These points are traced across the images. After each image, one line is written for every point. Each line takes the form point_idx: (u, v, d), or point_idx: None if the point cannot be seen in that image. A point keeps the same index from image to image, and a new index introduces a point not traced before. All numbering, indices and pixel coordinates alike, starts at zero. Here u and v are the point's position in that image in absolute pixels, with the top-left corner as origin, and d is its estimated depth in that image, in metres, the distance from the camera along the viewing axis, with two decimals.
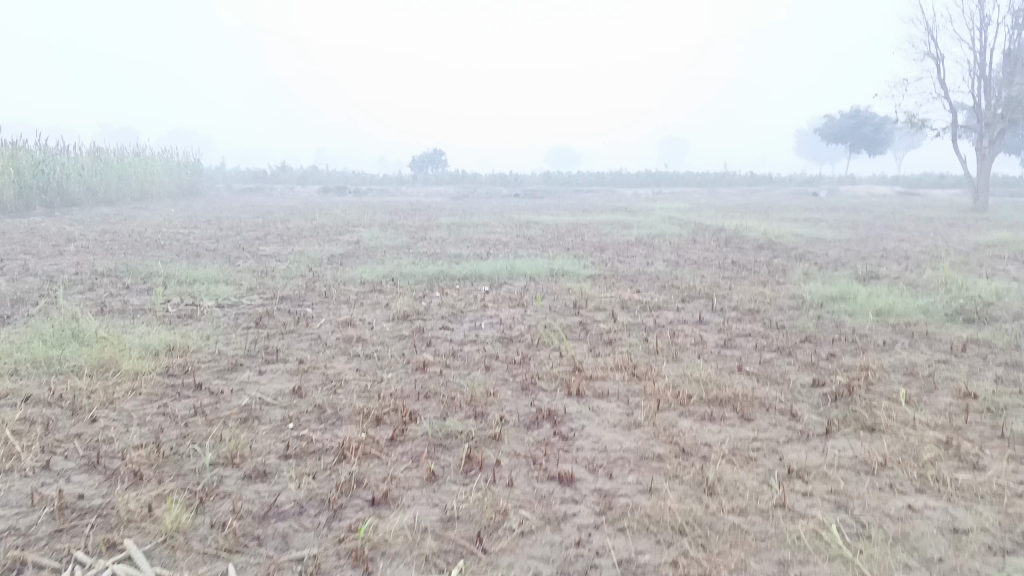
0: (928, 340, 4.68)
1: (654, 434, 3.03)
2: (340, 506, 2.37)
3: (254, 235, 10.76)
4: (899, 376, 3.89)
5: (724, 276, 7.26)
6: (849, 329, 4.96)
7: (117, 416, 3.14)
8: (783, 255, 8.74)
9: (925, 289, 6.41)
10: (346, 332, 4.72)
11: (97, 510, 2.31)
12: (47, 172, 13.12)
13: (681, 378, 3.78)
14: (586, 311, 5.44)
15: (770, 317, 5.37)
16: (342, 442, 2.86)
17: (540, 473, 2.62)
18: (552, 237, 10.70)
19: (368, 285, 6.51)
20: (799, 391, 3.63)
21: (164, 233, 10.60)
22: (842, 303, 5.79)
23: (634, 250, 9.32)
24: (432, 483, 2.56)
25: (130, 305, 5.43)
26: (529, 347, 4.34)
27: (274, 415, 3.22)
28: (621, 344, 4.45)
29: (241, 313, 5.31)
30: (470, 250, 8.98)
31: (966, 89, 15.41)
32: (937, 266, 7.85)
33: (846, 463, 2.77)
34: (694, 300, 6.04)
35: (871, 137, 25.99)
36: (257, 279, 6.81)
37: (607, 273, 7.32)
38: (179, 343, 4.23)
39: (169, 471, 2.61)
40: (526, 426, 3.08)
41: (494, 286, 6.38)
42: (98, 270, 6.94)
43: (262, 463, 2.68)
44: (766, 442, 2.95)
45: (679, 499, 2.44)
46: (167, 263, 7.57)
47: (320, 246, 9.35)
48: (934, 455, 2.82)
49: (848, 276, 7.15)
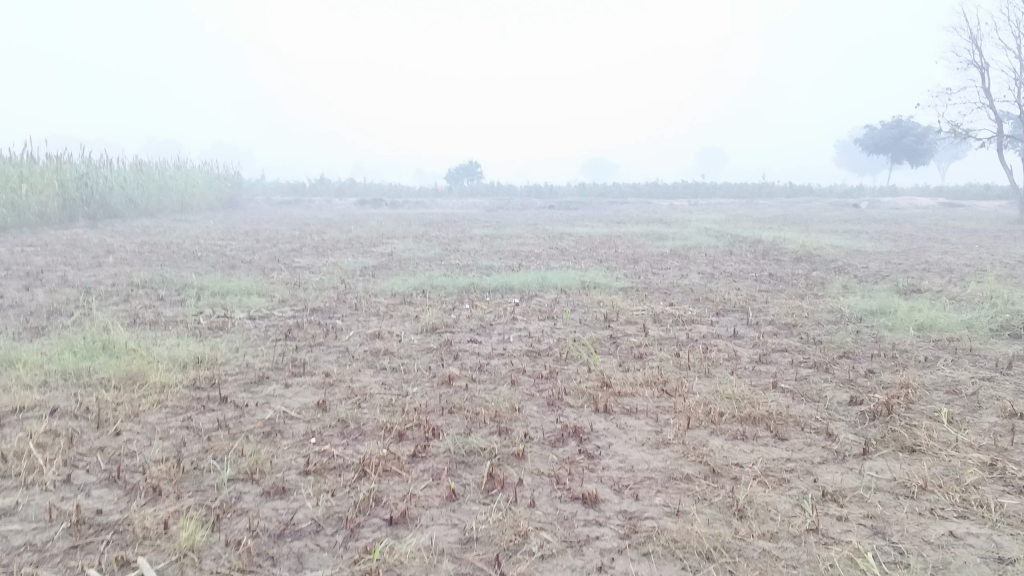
0: (971, 357, 4.52)
1: (683, 453, 2.94)
2: (357, 526, 2.33)
3: (290, 246, 10.85)
4: (940, 394, 3.74)
5: (760, 289, 7.12)
6: (889, 345, 4.82)
7: (141, 429, 3.14)
8: (822, 268, 8.56)
9: (969, 303, 6.22)
10: (373, 344, 4.70)
11: (113, 526, 2.29)
12: (91, 185, 13.40)
13: (713, 395, 3.68)
14: (617, 324, 5.35)
15: (807, 332, 5.24)
16: (363, 458, 2.82)
17: (563, 493, 2.55)
18: (586, 248, 10.63)
19: (398, 297, 6.49)
20: (835, 409, 3.51)
21: (202, 245, 10.72)
22: (881, 317, 5.64)
23: (668, 262, 9.20)
24: (452, 502, 2.50)
25: (162, 316, 5.47)
26: (557, 361, 4.28)
27: (297, 430, 3.19)
28: (651, 358, 4.36)
29: (271, 325, 5.31)
30: (503, 262, 8.94)
31: (1012, 99, 15.07)
32: (981, 279, 7.63)
33: (884, 486, 2.65)
34: (729, 313, 5.93)
35: (914, 147, 25.52)
36: (290, 290, 6.84)
37: (640, 285, 7.23)
38: (207, 355, 4.23)
39: (188, 486, 2.59)
40: (550, 443, 3.01)
41: (524, 299, 6.33)
42: (134, 281, 7.02)
43: (281, 479, 2.65)
44: (800, 463, 2.85)
45: (707, 523, 2.35)
46: (202, 275, 7.64)
47: (353, 258, 9.39)
48: (978, 479, 2.70)
49: (888, 289, 6.98)
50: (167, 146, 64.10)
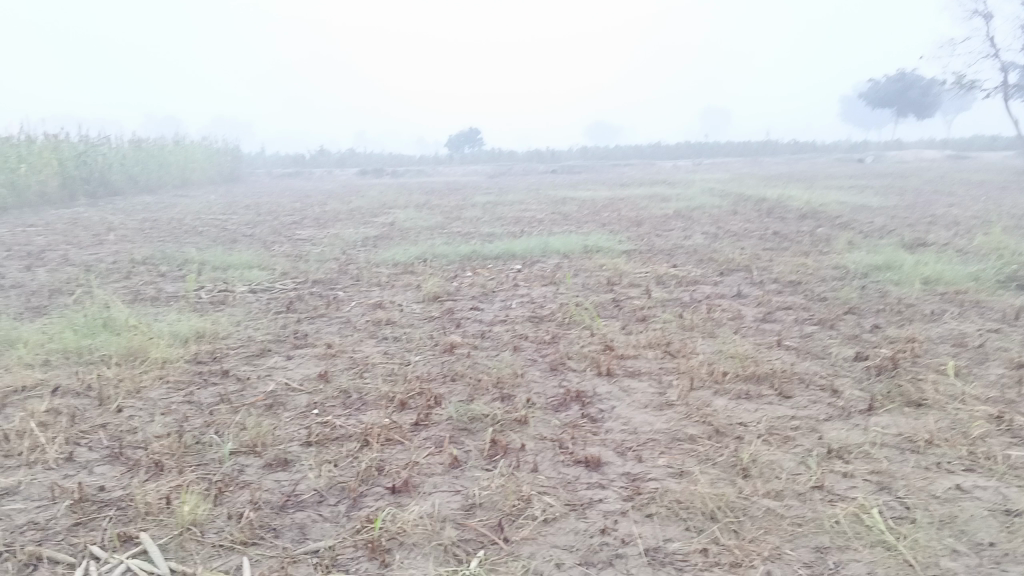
0: (978, 309, 4.48)
1: (687, 414, 2.92)
2: (359, 495, 2.32)
3: (291, 219, 10.80)
4: (947, 347, 3.71)
5: (764, 248, 7.05)
6: (894, 300, 4.77)
7: (143, 405, 3.13)
8: (826, 225, 8.49)
9: (976, 255, 6.16)
10: (375, 314, 4.67)
11: (115, 502, 2.29)
12: (90, 163, 13.33)
13: (717, 355, 3.65)
14: (620, 287, 5.31)
15: (812, 289, 5.19)
16: (365, 428, 2.80)
17: (566, 457, 2.54)
18: (589, 212, 10.55)
19: (400, 266, 6.46)
20: (840, 365, 3.48)
21: (203, 220, 10.67)
22: (887, 272, 5.58)
23: (672, 223, 9.14)
24: (454, 470, 2.49)
25: (163, 292, 5.45)
26: (560, 326, 4.25)
27: (299, 401, 3.17)
28: (654, 320, 4.33)
29: (273, 298, 5.29)
30: (505, 229, 8.88)
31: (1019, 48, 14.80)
32: (988, 230, 7.56)
33: (890, 442, 2.63)
34: (733, 273, 5.88)
35: (919, 100, 25.22)
36: (291, 262, 6.81)
37: (643, 247, 7.17)
38: (208, 329, 4.22)
39: (191, 460, 2.58)
40: (553, 408, 3.00)
41: (526, 265, 6.29)
42: (136, 258, 7.00)
43: (283, 451, 2.64)
44: (805, 421, 2.83)
45: (711, 483, 2.34)
46: (203, 250, 7.61)
47: (355, 228, 9.34)
48: (985, 431, 2.67)
49: (894, 243, 6.92)
50: (167, 122, 63.75)
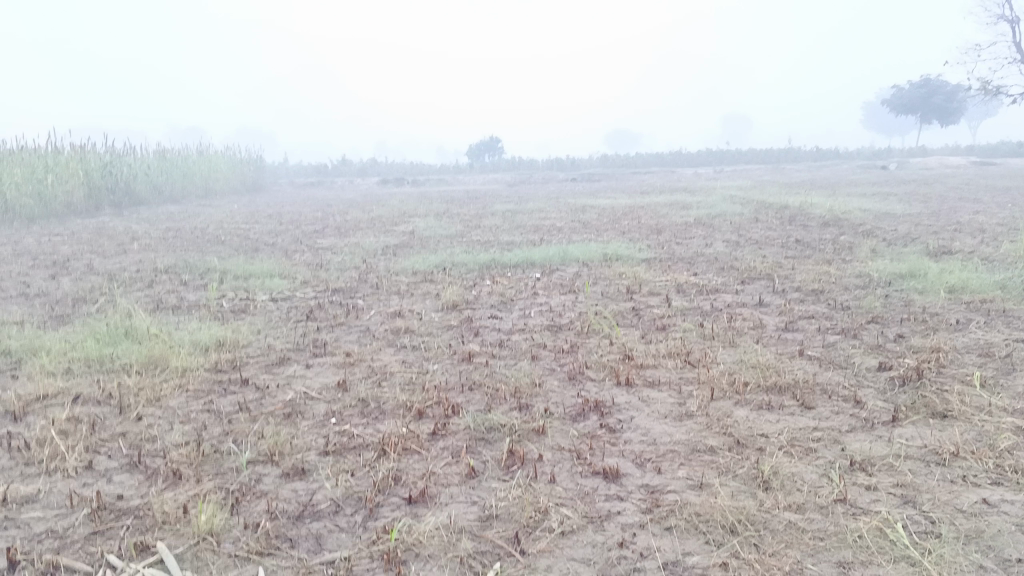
0: (1005, 318, 4.42)
1: (707, 425, 2.89)
2: (376, 505, 2.31)
3: (312, 228, 10.85)
4: (973, 357, 3.65)
5: (786, 256, 6.99)
6: (919, 308, 4.72)
7: (163, 414, 3.14)
8: (849, 233, 8.40)
9: (1002, 263, 6.07)
10: (394, 323, 4.67)
11: (133, 511, 2.29)
12: (115, 173, 13.49)
13: (738, 365, 3.61)
14: (640, 296, 5.27)
15: (835, 298, 5.14)
16: (383, 437, 2.80)
17: (584, 468, 2.52)
18: (609, 220, 10.52)
19: (419, 275, 6.46)
20: (863, 376, 3.43)
21: (225, 229, 10.75)
22: (911, 280, 5.51)
23: (692, 231, 9.09)
24: (472, 480, 2.47)
25: (185, 301, 5.48)
26: (579, 334, 4.23)
27: (317, 410, 3.18)
28: (674, 330, 4.30)
29: (293, 307, 5.31)
30: (524, 237, 8.87)
31: None
32: (1014, 237, 7.46)
33: (914, 454, 2.58)
34: (754, 281, 5.83)
35: (944, 106, 24.96)
36: (312, 271, 6.83)
37: (663, 256, 7.13)
38: (229, 338, 4.24)
39: (208, 469, 2.59)
40: (571, 418, 2.98)
41: (546, 273, 6.27)
42: (159, 267, 7.06)
43: (301, 461, 2.64)
44: (827, 432, 2.78)
45: (731, 496, 2.30)
46: (224, 259, 7.66)
47: (375, 237, 9.37)
48: (1012, 444, 2.61)
49: (918, 251, 6.83)
50: (190, 133, 64.42)
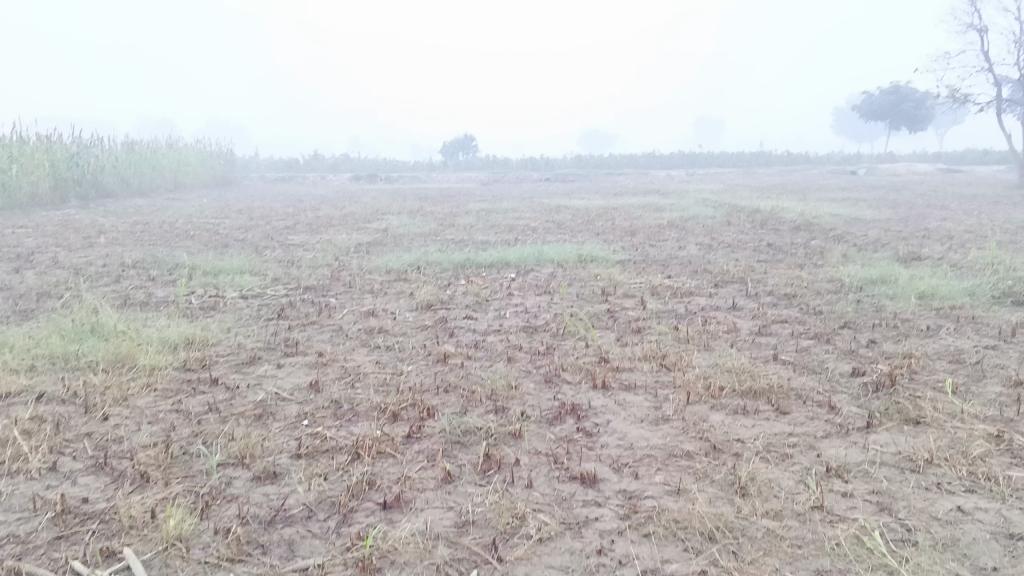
0: (974, 324, 4.47)
1: (683, 429, 2.88)
2: (350, 510, 2.27)
3: (283, 224, 10.72)
4: (944, 363, 3.68)
5: (759, 260, 7.03)
6: (890, 314, 4.76)
7: (130, 414, 3.07)
8: (820, 237, 8.48)
9: (971, 270, 6.16)
10: (367, 322, 4.62)
11: (99, 515, 2.23)
12: (82, 164, 13.24)
13: (713, 369, 3.61)
14: (615, 298, 5.26)
15: (808, 302, 5.17)
16: (357, 440, 2.75)
17: (562, 473, 2.49)
18: (583, 221, 10.52)
19: (393, 274, 6.40)
20: (837, 381, 3.45)
21: (195, 224, 10.59)
22: (882, 286, 5.57)
23: (666, 233, 9.12)
24: (447, 484, 2.44)
25: (153, 297, 5.37)
26: (554, 336, 4.21)
27: (289, 411, 3.12)
28: (650, 333, 4.29)
29: (264, 304, 5.23)
30: (499, 237, 8.83)
31: (1011, 62, 14.95)
32: (982, 245, 7.57)
33: (889, 461, 2.59)
34: (728, 285, 5.85)
35: (912, 114, 25.33)
36: (283, 268, 6.74)
37: (638, 258, 7.14)
38: (198, 336, 4.15)
39: (177, 472, 2.52)
40: (548, 421, 2.95)
41: (521, 274, 6.24)
42: (126, 262, 6.92)
43: (273, 463, 2.59)
44: (803, 438, 2.79)
45: (709, 502, 2.29)
46: (193, 254, 7.53)
47: (348, 234, 9.27)
48: (985, 451, 2.64)
49: (888, 257, 6.91)
50: (160, 125, 63.49)
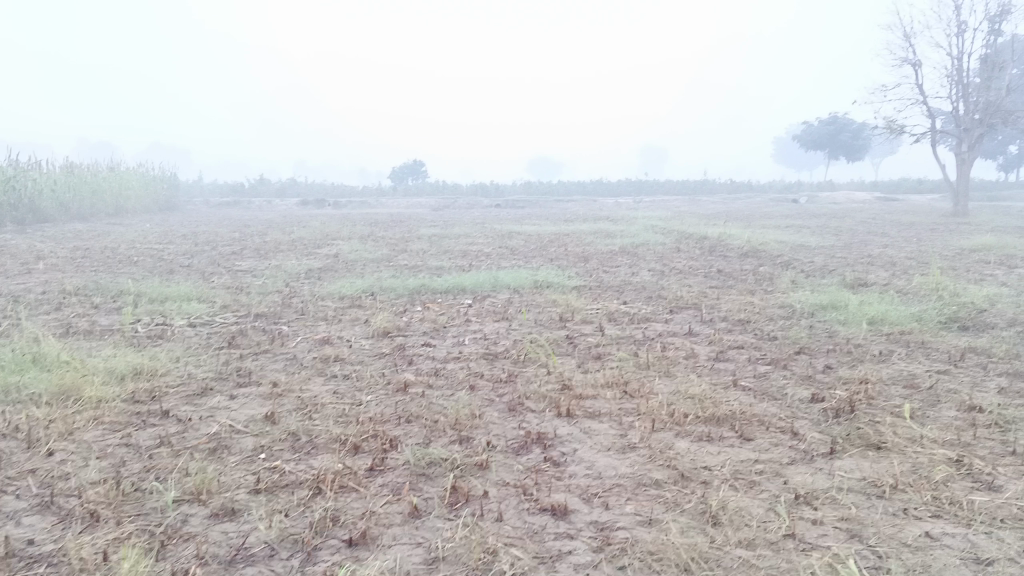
0: (925, 350, 4.56)
1: (650, 457, 2.86)
2: (315, 548, 2.19)
3: (230, 249, 10.51)
4: (899, 389, 3.74)
5: (711, 286, 7.11)
6: (843, 340, 4.83)
7: (76, 449, 2.93)
8: (768, 264, 8.61)
9: (916, 296, 6.31)
10: (322, 351, 4.51)
11: (46, 558, 2.12)
12: (19, 188, 12.85)
13: (675, 396, 3.61)
14: (573, 324, 5.25)
15: (762, 328, 5.22)
16: (318, 474, 2.66)
17: (531, 505, 2.45)
18: (535, 247, 10.54)
19: (346, 300, 6.30)
20: (798, 407, 3.47)
21: (138, 249, 10.32)
22: (833, 312, 5.66)
23: (618, 259, 9.18)
24: (415, 519, 2.37)
25: (96, 326, 5.18)
26: (515, 364, 4.17)
27: (245, 444, 3.01)
28: (610, 359, 4.28)
29: (214, 333, 5.08)
30: (452, 262, 8.79)
31: (945, 95, 15.51)
32: (924, 271, 7.79)
33: (855, 487, 2.61)
34: (683, 310, 5.89)
35: (851, 143, 26.07)
36: (232, 295, 6.58)
37: (592, 284, 7.15)
38: (147, 366, 4.01)
39: (130, 510, 2.41)
40: (514, 451, 2.90)
41: (477, 300, 6.19)
42: (68, 289, 6.68)
43: (231, 500, 2.49)
44: (769, 465, 2.79)
45: (681, 532, 2.27)
46: (138, 281, 7.32)
47: (297, 260, 9.13)
48: (947, 476, 2.67)
49: (836, 283, 7.05)
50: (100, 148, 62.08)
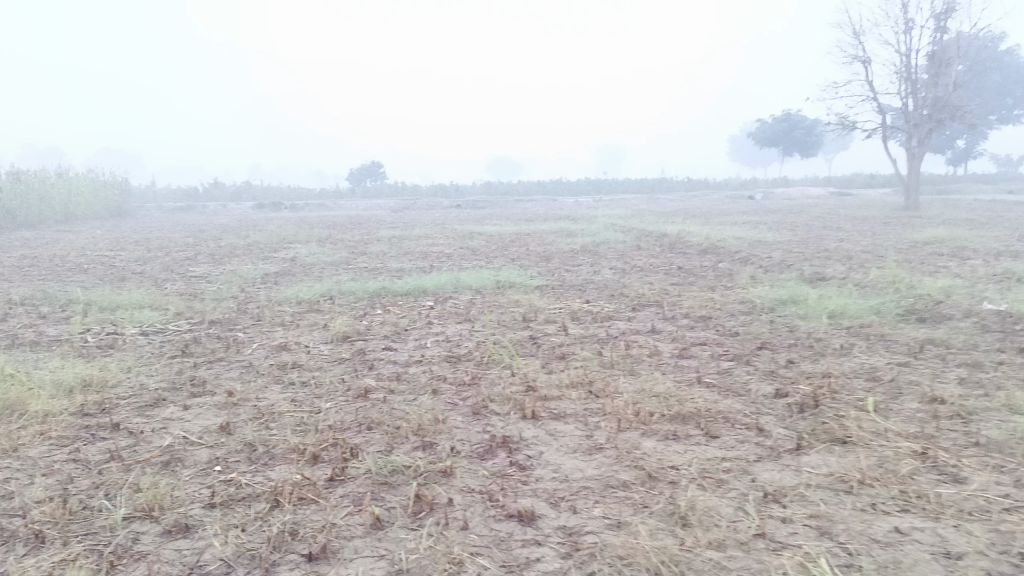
0: (885, 342, 4.60)
1: (617, 458, 2.82)
2: (273, 565, 2.10)
3: (184, 255, 10.28)
4: (861, 382, 3.75)
5: (671, 283, 7.13)
6: (804, 334, 4.85)
7: (21, 466, 2.80)
8: (728, 260, 8.67)
9: (874, 289, 6.38)
10: (280, 357, 4.40)
11: None
12: None
13: (640, 395, 3.57)
14: (536, 324, 5.21)
15: (724, 324, 5.22)
16: (275, 486, 2.57)
17: (497, 512, 2.39)
18: (496, 247, 10.49)
19: (305, 305, 6.18)
20: (762, 403, 3.46)
21: (88, 256, 10.04)
22: (793, 306, 5.70)
23: (579, 258, 9.17)
24: (377, 531, 2.29)
25: (43, 337, 5.00)
26: (478, 366, 4.11)
27: (200, 457, 2.91)
28: (574, 358, 4.24)
29: (167, 341, 4.94)
30: (413, 264, 8.69)
31: (894, 91, 15.78)
32: (880, 265, 7.88)
33: (823, 483, 2.59)
34: (645, 308, 5.87)
35: (804, 140, 26.43)
36: (186, 302, 6.42)
37: (554, 283, 7.12)
38: (96, 377, 3.87)
39: (77, 529, 2.30)
40: (479, 457, 2.84)
41: (438, 302, 6.12)
42: (13, 299, 6.46)
43: (184, 516, 2.38)
44: (736, 463, 2.76)
45: (651, 535, 2.23)
46: (89, 289, 7.11)
47: (253, 264, 8.96)
48: (913, 469, 2.67)
49: (796, 278, 7.11)
50: (48, 153, 60.66)
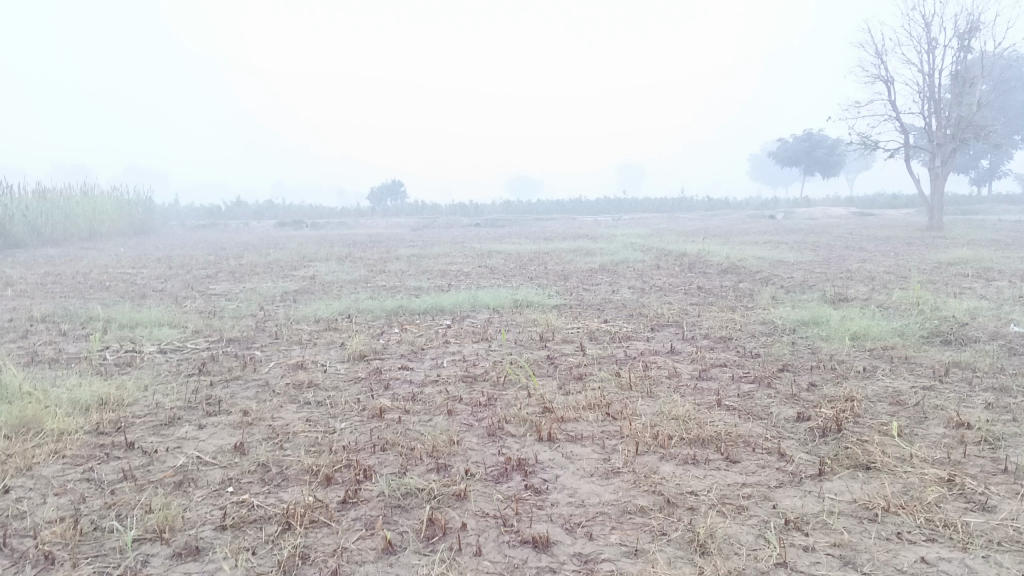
0: (909, 365, 4.51)
1: (634, 482, 2.77)
2: None
3: (205, 272, 10.34)
4: (885, 406, 3.68)
5: (691, 302, 7.07)
6: (826, 356, 4.78)
7: (34, 485, 2.79)
8: (748, 280, 8.60)
9: (897, 310, 6.29)
10: (296, 376, 4.39)
11: None
12: None
13: (658, 417, 3.52)
14: (553, 344, 5.17)
15: (744, 345, 5.16)
16: (288, 508, 2.54)
17: (511, 537, 2.34)
18: (514, 265, 10.48)
19: (322, 323, 6.18)
20: (783, 427, 3.39)
21: (111, 273, 10.13)
22: (815, 327, 5.62)
23: (598, 277, 9.13)
24: (389, 555, 2.25)
25: (62, 353, 5.02)
26: (495, 386, 4.07)
27: (212, 477, 2.89)
28: (592, 379, 4.19)
29: (185, 359, 4.95)
30: (432, 282, 8.69)
31: (917, 111, 15.66)
32: (904, 285, 7.78)
33: (846, 510, 2.52)
34: (664, 328, 5.82)
35: (825, 159, 26.28)
36: (205, 319, 6.44)
37: (572, 302, 7.08)
38: (113, 395, 3.86)
39: (87, 550, 2.28)
40: (494, 480, 2.80)
41: (456, 320, 6.10)
42: (35, 316, 6.51)
43: (195, 538, 2.36)
44: (756, 488, 2.70)
45: (668, 563, 2.17)
46: (109, 306, 7.16)
47: (273, 282, 8.99)
48: (939, 497, 2.59)
49: (817, 299, 7.04)
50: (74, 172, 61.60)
